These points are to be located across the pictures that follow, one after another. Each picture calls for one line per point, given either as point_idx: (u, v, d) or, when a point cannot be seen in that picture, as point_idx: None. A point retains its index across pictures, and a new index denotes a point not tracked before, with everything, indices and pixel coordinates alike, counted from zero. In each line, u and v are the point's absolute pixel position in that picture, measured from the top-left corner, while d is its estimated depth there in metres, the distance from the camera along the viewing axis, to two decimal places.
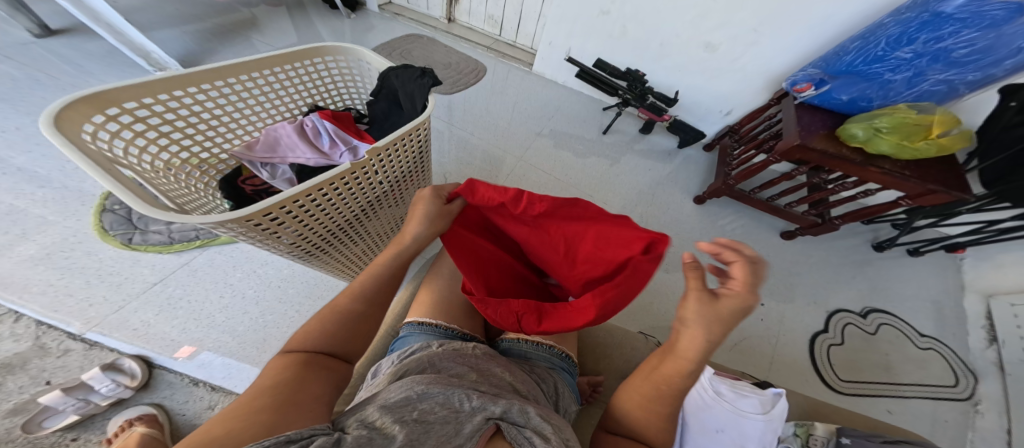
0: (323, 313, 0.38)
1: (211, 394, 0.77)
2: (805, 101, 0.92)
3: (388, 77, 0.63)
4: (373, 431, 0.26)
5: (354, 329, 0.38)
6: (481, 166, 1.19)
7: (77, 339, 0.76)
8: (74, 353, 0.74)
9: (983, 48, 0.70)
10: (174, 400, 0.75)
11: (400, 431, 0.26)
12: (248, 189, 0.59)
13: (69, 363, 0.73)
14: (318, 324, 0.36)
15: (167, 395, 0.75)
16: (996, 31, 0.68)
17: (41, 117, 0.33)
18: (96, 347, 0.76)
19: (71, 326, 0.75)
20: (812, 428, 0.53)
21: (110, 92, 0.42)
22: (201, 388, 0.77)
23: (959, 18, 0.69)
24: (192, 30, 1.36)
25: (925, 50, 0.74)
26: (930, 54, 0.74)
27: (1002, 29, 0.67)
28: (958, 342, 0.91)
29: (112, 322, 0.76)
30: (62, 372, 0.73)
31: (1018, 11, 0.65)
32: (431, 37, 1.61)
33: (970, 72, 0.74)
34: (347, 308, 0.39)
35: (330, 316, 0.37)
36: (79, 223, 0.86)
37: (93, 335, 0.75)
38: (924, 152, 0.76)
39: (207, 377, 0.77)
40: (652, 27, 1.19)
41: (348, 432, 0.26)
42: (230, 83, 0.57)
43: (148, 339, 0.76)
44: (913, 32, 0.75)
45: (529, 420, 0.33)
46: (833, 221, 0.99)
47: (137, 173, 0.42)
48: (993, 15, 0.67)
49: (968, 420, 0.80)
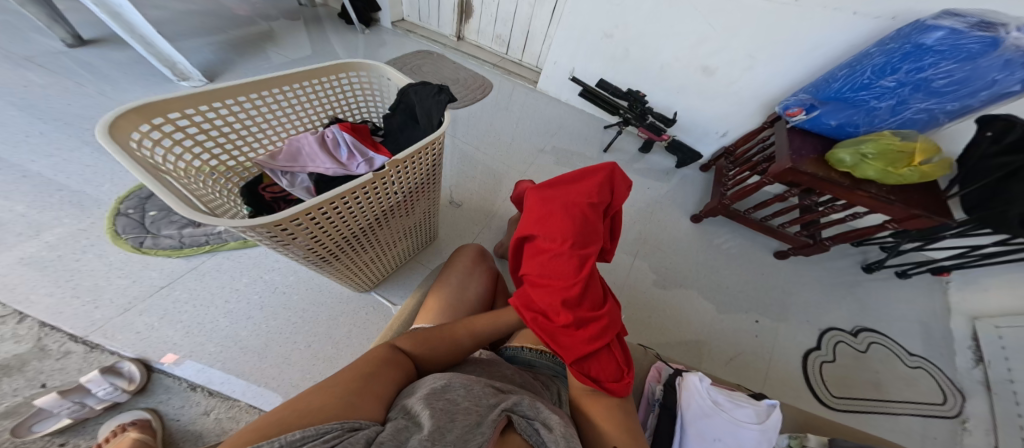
0: (435, 333, 0.47)
1: (209, 399, 0.74)
2: (797, 124, 0.97)
3: (407, 94, 0.67)
4: (408, 420, 0.29)
5: (456, 355, 0.47)
6: (485, 180, 1.22)
7: (79, 341, 0.74)
8: (74, 356, 0.73)
9: (960, 80, 0.74)
10: (170, 405, 0.72)
11: (428, 417, 0.29)
12: (268, 196, 0.63)
13: (68, 366, 0.72)
14: (431, 339, 0.46)
15: (164, 399, 0.72)
16: (972, 64, 0.72)
17: (97, 126, 0.37)
18: (97, 350, 0.74)
19: (75, 328, 0.75)
20: (805, 440, 0.56)
21: (157, 103, 0.46)
22: (200, 393, 0.74)
23: (937, 50, 0.75)
24: (214, 40, 1.41)
25: (908, 79, 0.80)
26: (912, 83, 0.80)
27: (977, 62, 0.72)
28: (946, 362, 0.94)
29: (117, 324, 0.77)
30: (60, 375, 0.70)
31: (992, 44, 0.70)
32: (440, 54, 1.68)
33: (949, 101, 0.78)
34: (460, 341, 0.48)
35: (442, 338, 0.47)
36: (93, 226, 0.88)
37: (97, 338, 0.75)
38: (908, 178, 0.81)
39: (205, 381, 0.75)
40: (654, 51, 1.26)
41: (392, 422, 0.30)
42: (262, 96, 0.61)
43: (151, 343, 0.76)
44: (896, 62, 0.81)
45: (539, 413, 0.36)
46: (824, 243, 1.03)
47: (175, 177, 0.45)
48: (969, 49, 0.72)
49: (957, 438, 0.81)
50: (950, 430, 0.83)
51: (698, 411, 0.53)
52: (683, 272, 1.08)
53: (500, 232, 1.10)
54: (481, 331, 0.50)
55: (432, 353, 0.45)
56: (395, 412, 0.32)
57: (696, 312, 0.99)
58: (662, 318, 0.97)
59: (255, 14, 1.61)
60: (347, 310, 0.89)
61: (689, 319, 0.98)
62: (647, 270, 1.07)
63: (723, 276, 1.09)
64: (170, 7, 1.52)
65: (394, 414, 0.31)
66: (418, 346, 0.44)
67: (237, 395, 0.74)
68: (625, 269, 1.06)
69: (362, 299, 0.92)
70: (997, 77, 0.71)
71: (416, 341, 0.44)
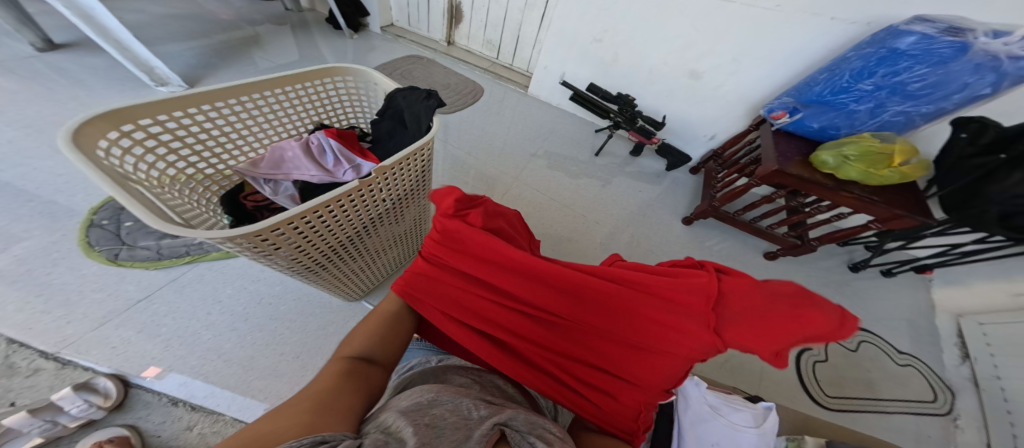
0: (364, 324, 0.44)
1: (191, 414, 0.72)
2: (781, 127, 0.99)
3: (395, 98, 0.65)
4: (388, 436, 0.28)
5: (398, 330, 0.45)
6: (478, 185, 1.21)
7: (50, 358, 0.71)
8: (44, 373, 0.69)
9: (934, 83, 0.77)
10: (150, 422, 0.70)
11: (411, 433, 0.27)
12: (250, 205, 0.60)
13: (39, 383, 0.68)
14: (362, 332, 0.43)
15: (143, 416, 0.70)
16: (945, 68, 0.74)
17: (59, 134, 0.35)
18: (69, 366, 0.71)
19: (43, 346, 0.71)
20: (802, 441, 0.55)
21: (125, 109, 0.44)
22: (182, 408, 0.72)
23: (911, 55, 0.77)
24: (196, 45, 1.38)
25: (885, 83, 0.82)
26: (888, 87, 0.82)
27: (950, 66, 0.74)
28: (935, 359, 0.95)
29: (91, 339, 0.73)
30: (31, 393, 0.68)
31: (962, 49, 0.72)
32: (430, 58, 1.67)
33: (924, 104, 0.80)
34: (388, 311, 0.46)
35: (371, 323, 0.44)
36: (64, 238, 0.84)
37: (67, 354, 0.71)
38: (890, 179, 0.82)
39: (187, 395, 0.72)
40: (641, 56, 1.27)
41: (367, 438, 0.28)
42: (241, 101, 0.59)
43: (126, 358, 0.72)
44: (873, 66, 0.83)
45: (533, 427, 0.34)
46: (811, 243, 1.04)
47: (146, 187, 0.43)
48: (941, 53, 0.74)
49: (949, 435, 0.83)
50: (943, 427, 0.84)
51: (698, 416, 0.52)
52: None
53: None
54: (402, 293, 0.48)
55: (373, 343, 0.42)
56: (372, 427, 0.30)
57: None
58: None
59: (240, 18, 1.58)
60: (337, 320, 0.87)
61: None
62: None
63: None
64: (150, 12, 1.48)
65: (370, 430, 0.30)
66: (358, 347, 0.41)
67: (221, 409, 0.72)
68: None
69: (351, 309, 0.89)
70: (969, 81, 0.73)
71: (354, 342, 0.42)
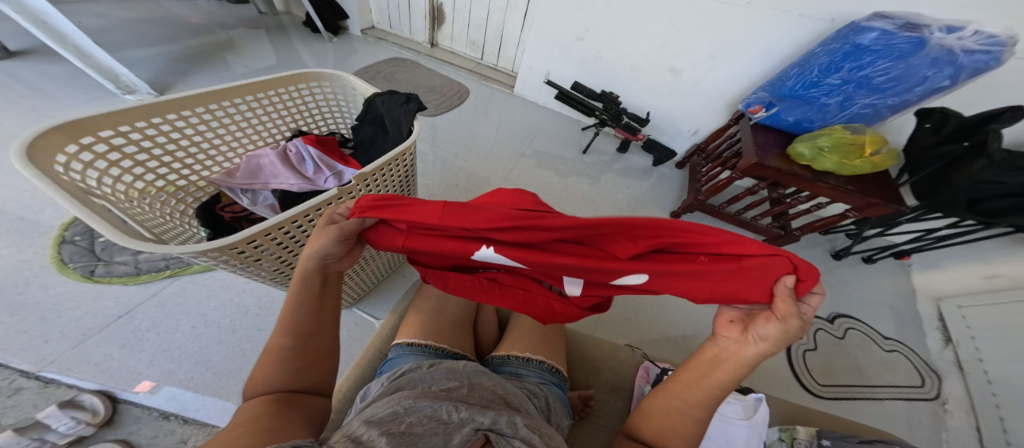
0: (262, 359, 0.35)
1: (184, 427, 0.70)
2: (759, 121, 1.00)
3: (374, 103, 0.64)
4: (358, 444, 0.28)
5: (302, 359, 0.35)
6: (467, 187, 1.20)
7: (31, 377, 0.69)
8: (27, 392, 0.68)
9: (897, 77, 0.79)
10: (144, 436, 0.68)
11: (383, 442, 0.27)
12: (227, 216, 0.58)
13: (22, 403, 0.67)
14: (260, 369, 0.34)
15: (134, 430, 0.69)
16: (905, 62, 0.77)
17: (11, 149, 0.33)
18: (53, 384, 0.69)
19: (22, 364, 0.69)
20: (794, 432, 0.55)
21: (83, 121, 0.42)
22: (174, 422, 0.70)
23: (874, 50, 0.79)
24: (166, 51, 1.34)
25: (851, 77, 0.83)
26: (855, 81, 0.84)
27: (909, 61, 0.76)
28: (918, 343, 0.98)
29: (71, 357, 0.71)
30: (14, 412, 0.66)
31: (919, 44, 0.74)
32: (414, 60, 1.66)
33: (890, 97, 0.83)
34: (278, 348, 0.35)
35: (265, 357, 0.35)
36: (35, 255, 0.81)
37: (49, 373, 0.69)
38: (862, 169, 0.84)
39: (178, 409, 0.70)
40: (622, 53, 1.28)
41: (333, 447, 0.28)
42: (211, 110, 0.57)
43: (111, 375, 0.71)
44: (839, 61, 0.84)
45: (518, 430, 0.34)
46: (794, 233, 1.06)
47: (110, 202, 0.41)
48: (901, 48, 0.76)
49: (939, 419, 0.85)
50: (932, 412, 0.86)
51: None
52: None
53: None
54: (289, 323, 0.36)
55: (279, 373, 0.34)
56: (338, 438, 0.29)
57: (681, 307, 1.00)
58: (648, 316, 0.97)
59: (212, 23, 1.54)
60: None
61: (674, 316, 0.98)
62: None
63: None
64: (113, 17, 1.42)
65: (337, 439, 0.29)
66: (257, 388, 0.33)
67: (215, 422, 0.70)
68: None
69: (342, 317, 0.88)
70: (928, 74, 0.76)
71: (262, 372, 0.34)
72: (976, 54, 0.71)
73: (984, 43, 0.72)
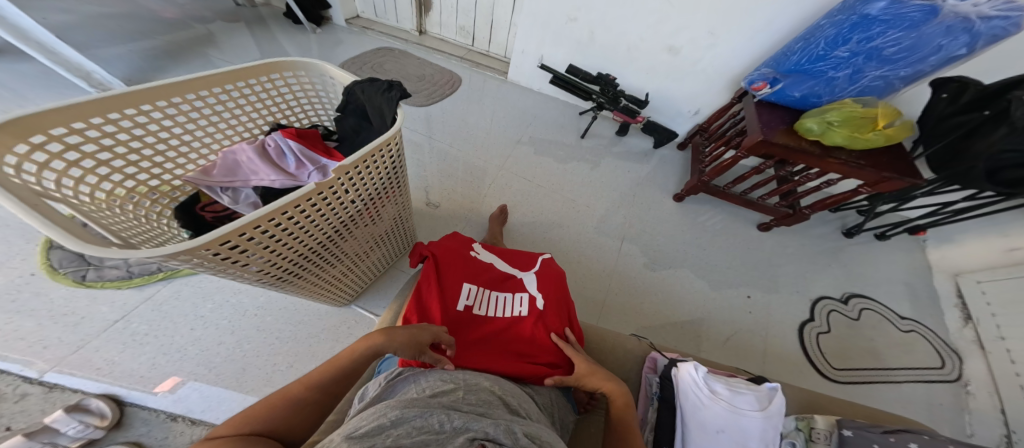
0: (268, 399, 0.38)
1: (193, 428, 0.70)
2: (763, 99, 0.94)
3: (354, 92, 0.60)
4: None
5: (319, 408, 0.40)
6: (464, 177, 1.16)
7: (35, 382, 0.68)
8: (32, 398, 0.67)
9: (909, 47, 0.74)
10: (153, 438, 0.68)
11: None
12: (208, 216, 0.56)
13: (29, 408, 0.66)
14: (262, 408, 0.37)
15: (144, 432, 0.68)
16: (917, 31, 0.72)
17: None
18: (57, 389, 0.68)
19: (28, 370, 0.68)
20: (812, 421, 0.53)
21: (31, 118, 0.39)
22: (181, 423, 0.70)
23: (883, 20, 0.74)
24: (144, 47, 1.29)
25: (860, 49, 0.78)
26: (865, 52, 0.78)
27: (921, 30, 0.72)
28: (936, 322, 0.95)
29: (73, 361, 0.69)
30: (23, 417, 0.66)
31: (931, 12, 0.70)
32: (403, 49, 1.60)
33: (902, 68, 0.78)
34: (306, 401, 0.39)
35: (274, 400, 0.38)
36: (24, 263, 0.78)
37: (54, 376, 0.68)
38: (874, 143, 0.80)
39: (185, 411, 0.70)
40: (617, 33, 1.22)
41: None
42: (177, 103, 0.54)
43: (115, 377, 0.69)
44: (846, 33, 0.79)
45: (517, 439, 0.31)
46: (804, 211, 1.02)
47: (71, 205, 0.39)
48: (911, 17, 0.72)
49: (961, 400, 0.82)
50: (955, 394, 0.83)
51: (696, 395, 0.51)
52: (672, 253, 1.06)
53: (481, 230, 1.04)
54: (326, 381, 0.40)
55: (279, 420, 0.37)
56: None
57: (688, 291, 0.98)
58: (653, 302, 0.94)
59: (190, 18, 1.48)
60: (328, 326, 0.83)
61: (682, 301, 0.96)
62: (637, 254, 1.04)
63: (711, 253, 1.07)
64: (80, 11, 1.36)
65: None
66: (242, 423, 0.34)
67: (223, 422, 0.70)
68: (614, 256, 1.03)
69: (341, 314, 0.85)
70: (942, 43, 0.71)
71: (255, 416, 0.36)
72: (994, 20, 0.67)
73: (1001, 9, 0.67)
